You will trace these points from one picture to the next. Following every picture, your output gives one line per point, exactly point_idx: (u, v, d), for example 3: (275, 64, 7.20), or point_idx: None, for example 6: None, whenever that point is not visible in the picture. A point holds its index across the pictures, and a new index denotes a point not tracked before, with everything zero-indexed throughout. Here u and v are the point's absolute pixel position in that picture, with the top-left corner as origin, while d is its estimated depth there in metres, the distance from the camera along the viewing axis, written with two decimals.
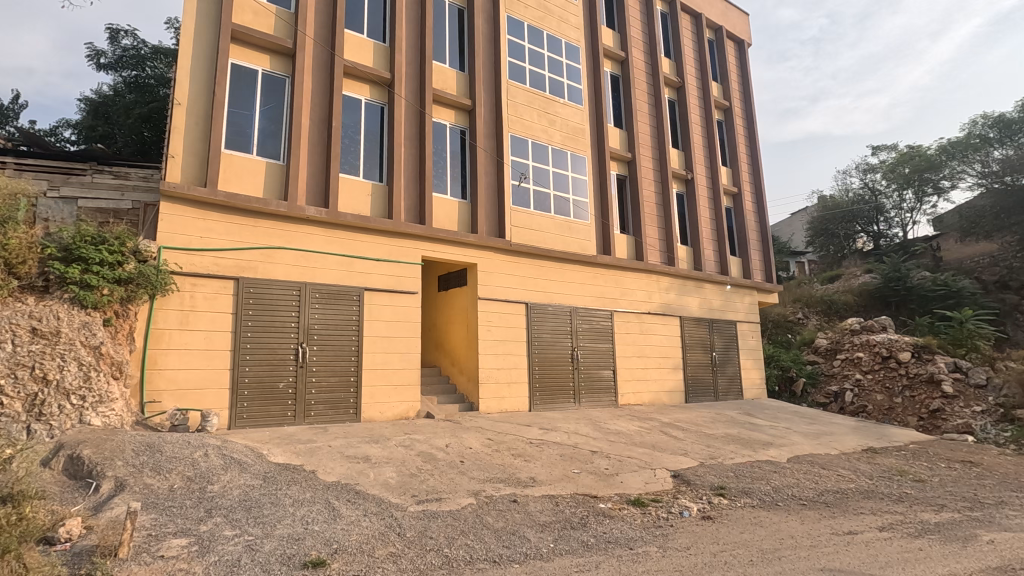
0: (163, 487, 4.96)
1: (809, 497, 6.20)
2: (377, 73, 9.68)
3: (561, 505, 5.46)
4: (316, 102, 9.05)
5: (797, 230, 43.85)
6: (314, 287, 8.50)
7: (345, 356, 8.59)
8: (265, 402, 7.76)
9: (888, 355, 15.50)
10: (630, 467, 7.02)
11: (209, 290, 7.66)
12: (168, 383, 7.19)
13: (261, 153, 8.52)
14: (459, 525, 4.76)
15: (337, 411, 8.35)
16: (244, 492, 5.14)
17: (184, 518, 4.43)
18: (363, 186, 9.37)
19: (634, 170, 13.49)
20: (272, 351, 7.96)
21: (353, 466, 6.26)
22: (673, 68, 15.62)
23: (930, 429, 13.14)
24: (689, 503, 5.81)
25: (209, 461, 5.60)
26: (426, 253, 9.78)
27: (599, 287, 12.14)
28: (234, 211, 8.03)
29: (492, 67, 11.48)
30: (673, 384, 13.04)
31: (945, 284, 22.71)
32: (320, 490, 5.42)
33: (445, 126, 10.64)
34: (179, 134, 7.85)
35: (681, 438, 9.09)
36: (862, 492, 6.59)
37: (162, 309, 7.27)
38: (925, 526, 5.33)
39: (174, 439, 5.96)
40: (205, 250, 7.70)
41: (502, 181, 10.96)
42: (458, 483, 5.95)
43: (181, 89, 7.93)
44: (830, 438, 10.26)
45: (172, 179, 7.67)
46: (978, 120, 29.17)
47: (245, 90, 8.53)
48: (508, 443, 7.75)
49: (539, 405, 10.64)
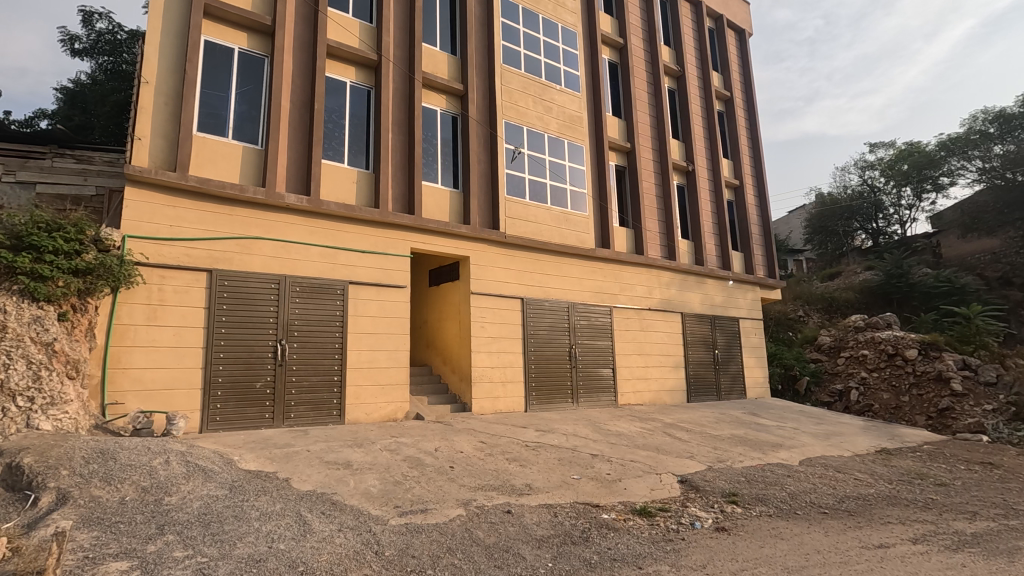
0: (113, 499, 4.40)
1: (829, 505, 5.69)
2: (363, 53, 9.12)
3: (559, 516, 4.92)
4: (297, 83, 8.49)
5: (795, 227, 43.41)
6: (295, 280, 7.95)
7: (328, 353, 8.04)
8: (241, 403, 7.21)
9: (894, 353, 15.10)
10: (633, 472, 6.50)
11: (180, 283, 7.10)
12: (133, 383, 6.61)
13: (237, 136, 7.95)
14: (446, 542, 4.22)
15: (319, 412, 7.80)
16: (205, 504, 4.59)
17: (130, 537, 3.87)
18: (348, 173, 8.81)
19: (634, 160, 12.99)
20: (249, 349, 7.40)
21: (332, 472, 5.72)
22: (674, 56, 15.13)
23: (939, 429, 12.65)
24: (701, 512, 5.29)
25: (169, 470, 5.06)
26: (416, 245, 9.25)
27: (598, 282, 11.64)
28: (207, 198, 7.46)
29: (486, 50, 10.92)
30: (675, 383, 12.52)
31: (948, 281, 22.14)
32: (293, 500, 4.89)
33: (435, 112, 10.09)
34: (146, 115, 7.28)
35: (686, 440, 8.57)
36: (886, 499, 6.09)
37: (126, 304, 6.70)
38: (962, 537, 4.84)
39: (133, 445, 5.41)
40: (175, 240, 7.14)
41: (496, 169, 10.42)
42: (447, 492, 5.41)
43: (149, 66, 7.35)
44: (842, 439, 9.73)
45: (139, 162, 7.09)
46: (979, 116, 29.08)
47: (219, 69, 7.95)
48: (503, 447, 7.21)
49: (536, 406, 10.11)
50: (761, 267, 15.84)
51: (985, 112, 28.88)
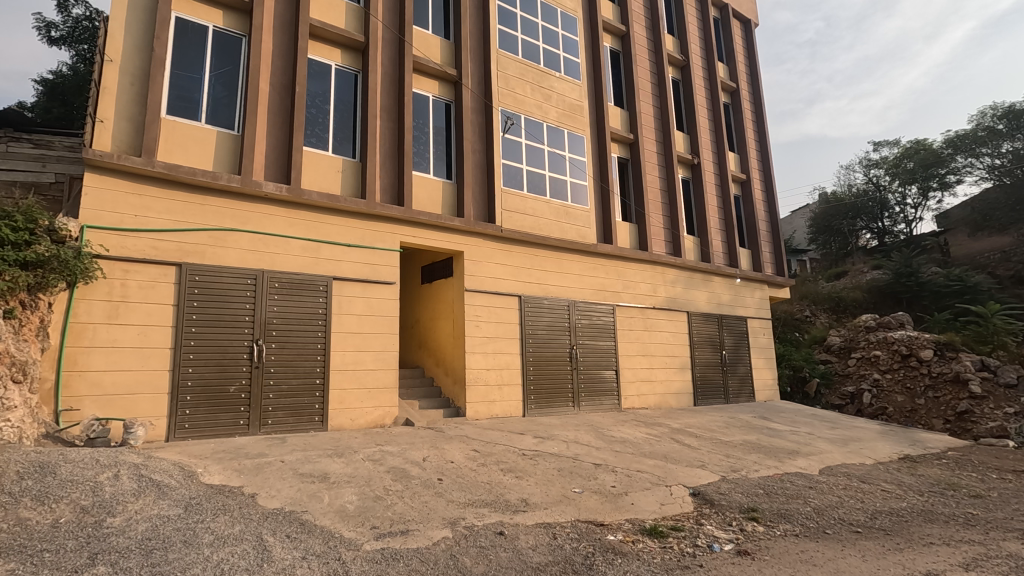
0: (43, 523, 3.80)
1: (861, 523, 5.09)
2: (349, 34, 8.55)
3: (559, 539, 4.31)
4: (277, 65, 7.92)
5: (798, 227, 42.85)
6: (273, 276, 7.37)
7: (310, 355, 7.46)
8: (212, 409, 6.62)
9: (908, 354, 14.51)
10: (640, 484, 5.89)
11: (145, 278, 6.51)
12: (91, 387, 6.04)
13: (211, 121, 7.38)
14: (425, 572, 3.62)
15: (299, 418, 7.22)
16: (152, 527, 3.99)
17: (52, 570, 3.26)
18: (333, 162, 8.24)
19: (636, 152, 12.43)
20: (221, 351, 6.81)
21: (305, 487, 5.12)
22: (677, 46, 14.59)
23: (958, 432, 11.98)
24: (718, 532, 4.70)
25: (118, 486, 4.47)
26: (406, 238, 8.68)
27: (600, 279, 11.05)
28: (177, 186, 6.89)
29: (481, 35, 10.36)
30: (681, 385, 11.93)
31: (959, 279, 21.52)
32: (255, 520, 4.28)
33: (427, 98, 9.53)
34: (110, 96, 6.71)
35: (695, 447, 7.95)
36: (921, 515, 5.48)
37: (84, 300, 6.11)
38: (1018, 561, 4.24)
39: (79, 457, 4.81)
40: (140, 232, 6.56)
41: (493, 160, 9.84)
42: (432, 509, 4.80)
43: (113, 43, 6.79)
44: (861, 445, 9.13)
45: (101, 147, 6.51)
46: (987, 112, 28.80)
47: (192, 49, 7.39)
48: (498, 457, 6.61)
49: (535, 411, 9.52)
50: (769, 264, 15.26)
51: (993, 108, 28.59)
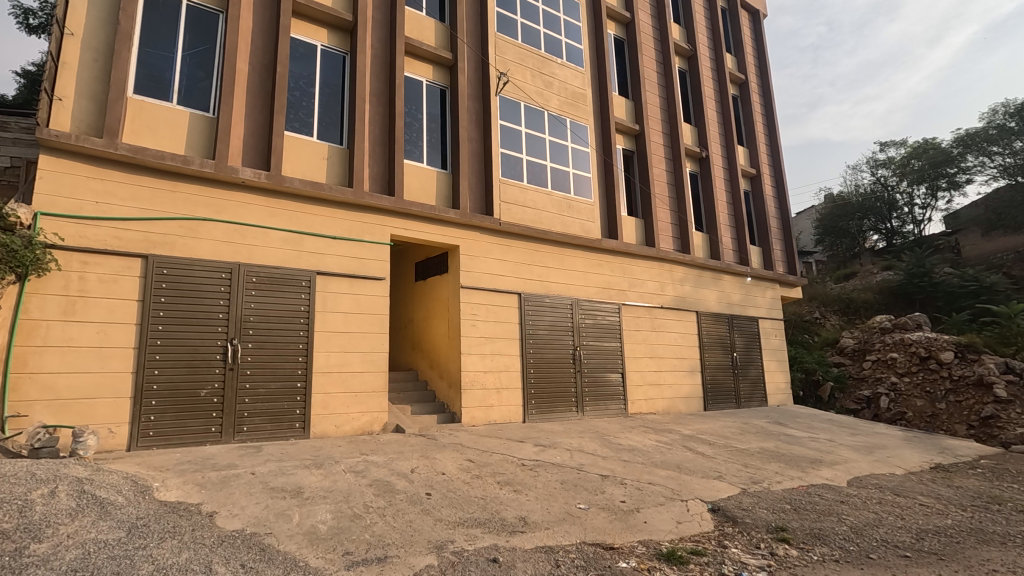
0: None
1: (909, 545, 4.44)
2: (336, 12, 7.99)
3: (562, 568, 3.68)
4: (257, 44, 7.39)
5: (804, 229, 42.12)
6: (251, 269, 6.78)
7: (290, 355, 6.85)
8: (180, 415, 6.03)
9: (927, 356, 13.84)
10: (654, 499, 5.27)
11: (107, 271, 5.92)
12: (43, 391, 5.44)
13: (184, 103, 6.82)
14: None
15: (278, 425, 6.62)
16: (84, 555, 3.38)
17: None
18: (318, 148, 7.68)
19: (642, 144, 11.84)
20: (191, 350, 6.22)
21: (273, 504, 4.50)
22: (684, 34, 14.00)
23: (984, 439, 11.26)
24: (746, 557, 4.06)
25: (52, 505, 3.86)
26: (397, 231, 8.10)
27: (604, 276, 10.44)
28: (144, 171, 6.33)
29: (478, 17, 9.80)
30: (690, 389, 11.30)
31: (975, 278, 20.74)
32: (207, 547, 3.66)
33: (420, 82, 8.97)
34: (70, 72, 6.15)
35: (711, 455, 7.33)
36: (972, 534, 4.84)
37: (37, 294, 5.52)
38: None
39: (14, 471, 4.21)
40: (102, 220, 5.97)
41: (490, 148, 9.26)
42: (418, 530, 4.19)
43: (74, 16, 6.23)
44: (888, 453, 8.48)
45: (58, 127, 5.94)
46: (999, 109, 28.15)
47: (164, 25, 6.84)
48: (494, 468, 5.99)
49: (536, 416, 8.91)
50: (780, 263, 14.62)
51: (1005, 105, 27.92)
